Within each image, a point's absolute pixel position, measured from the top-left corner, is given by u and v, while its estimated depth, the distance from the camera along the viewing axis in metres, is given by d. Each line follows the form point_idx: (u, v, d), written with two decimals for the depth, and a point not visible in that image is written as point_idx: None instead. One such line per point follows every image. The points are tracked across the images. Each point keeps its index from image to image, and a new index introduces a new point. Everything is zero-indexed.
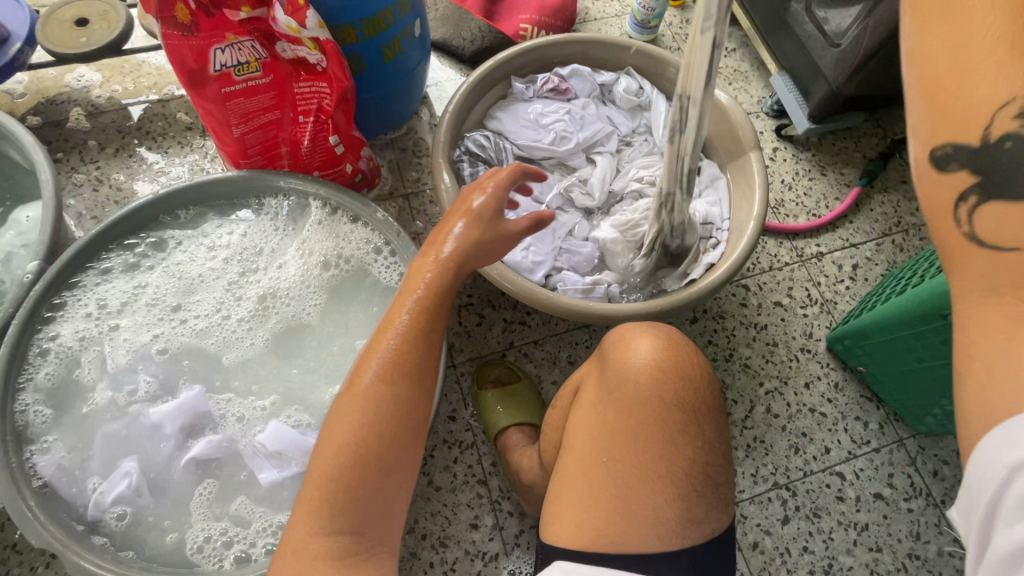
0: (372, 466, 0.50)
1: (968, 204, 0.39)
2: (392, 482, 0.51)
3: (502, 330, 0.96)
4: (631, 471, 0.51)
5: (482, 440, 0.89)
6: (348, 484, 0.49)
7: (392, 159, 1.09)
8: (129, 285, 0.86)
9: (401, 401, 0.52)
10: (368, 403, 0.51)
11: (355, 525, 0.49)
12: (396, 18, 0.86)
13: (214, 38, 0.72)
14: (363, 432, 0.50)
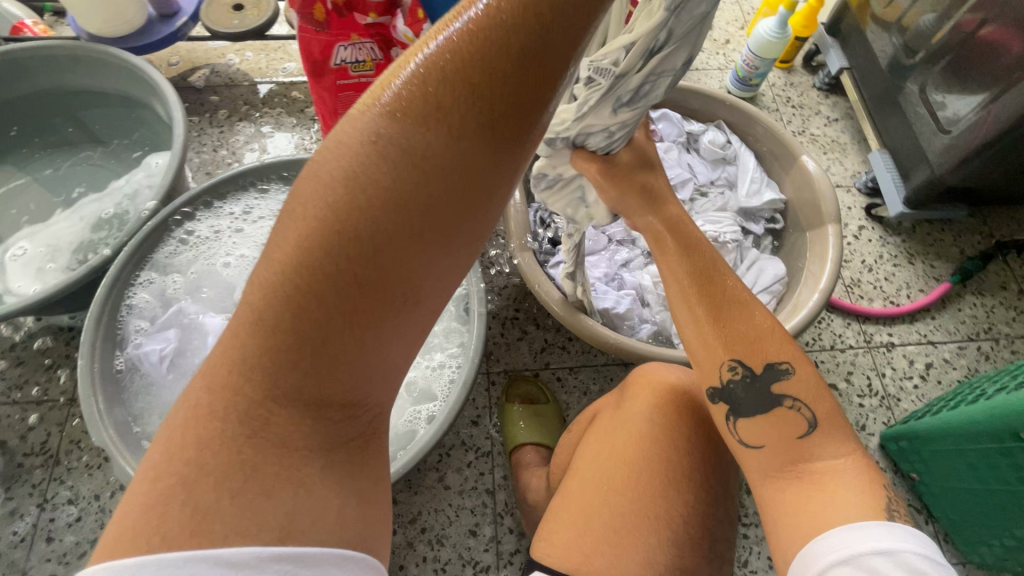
0: (347, 276, 0.30)
1: (731, 421, 0.52)
2: (405, 301, 0.32)
3: (540, 349, 0.98)
4: (628, 507, 0.52)
5: (499, 451, 0.91)
6: (319, 325, 0.31)
7: None
8: (274, 202, 1.01)
9: (419, 187, 0.30)
10: (341, 173, 0.30)
11: (312, 366, 0.32)
12: None
13: (341, 36, 0.81)
14: (333, 217, 0.30)
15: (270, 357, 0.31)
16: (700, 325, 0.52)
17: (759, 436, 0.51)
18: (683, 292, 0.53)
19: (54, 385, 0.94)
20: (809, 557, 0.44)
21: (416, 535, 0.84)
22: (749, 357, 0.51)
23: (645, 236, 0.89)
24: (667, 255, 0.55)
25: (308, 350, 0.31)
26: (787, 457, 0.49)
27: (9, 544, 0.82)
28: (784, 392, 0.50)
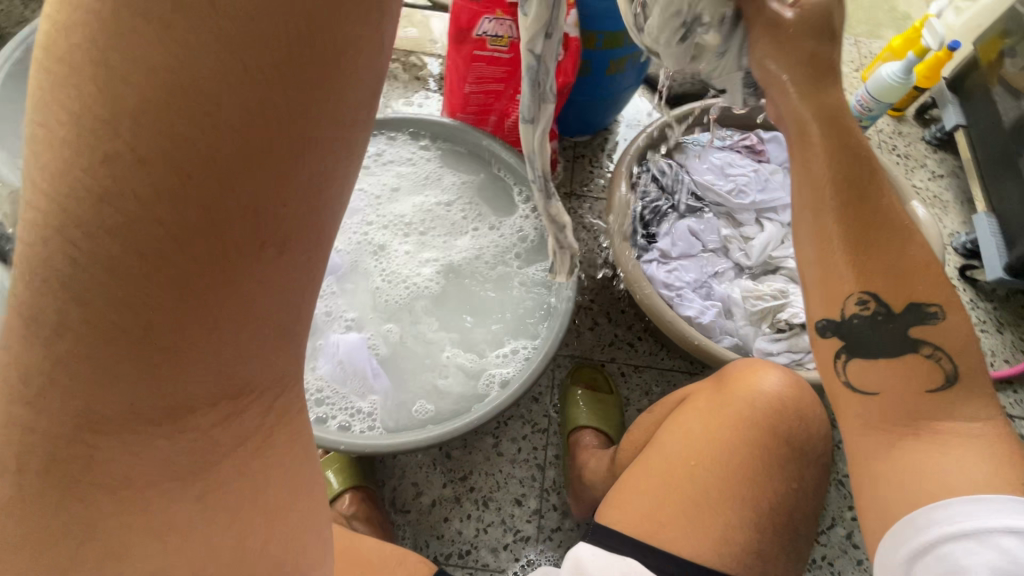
0: (183, 210, 0.24)
1: (841, 360, 0.53)
2: (256, 240, 0.27)
3: (609, 342, 1.00)
4: (718, 484, 0.56)
5: (555, 431, 0.93)
6: (128, 263, 0.24)
7: (569, 159, 1.17)
8: (379, 152, 1.01)
9: (233, 121, 0.23)
10: (81, 122, 0.22)
11: (143, 323, 0.26)
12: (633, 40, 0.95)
13: (489, 9, 0.85)
14: (168, 159, 0.23)
15: (98, 309, 0.25)
16: (842, 251, 0.50)
17: (874, 380, 0.51)
18: (829, 214, 0.49)
19: None
20: (927, 521, 0.46)
21: (463, 493, 0.87)
22: (888, 293, 0.50)
23: (740, 250, 0.89)
24: (808, 166, 0.50)
25: (142, 301, 0.26)
26: (899, 411, 0.50)
27: None
28: (925, 337, 0.49)
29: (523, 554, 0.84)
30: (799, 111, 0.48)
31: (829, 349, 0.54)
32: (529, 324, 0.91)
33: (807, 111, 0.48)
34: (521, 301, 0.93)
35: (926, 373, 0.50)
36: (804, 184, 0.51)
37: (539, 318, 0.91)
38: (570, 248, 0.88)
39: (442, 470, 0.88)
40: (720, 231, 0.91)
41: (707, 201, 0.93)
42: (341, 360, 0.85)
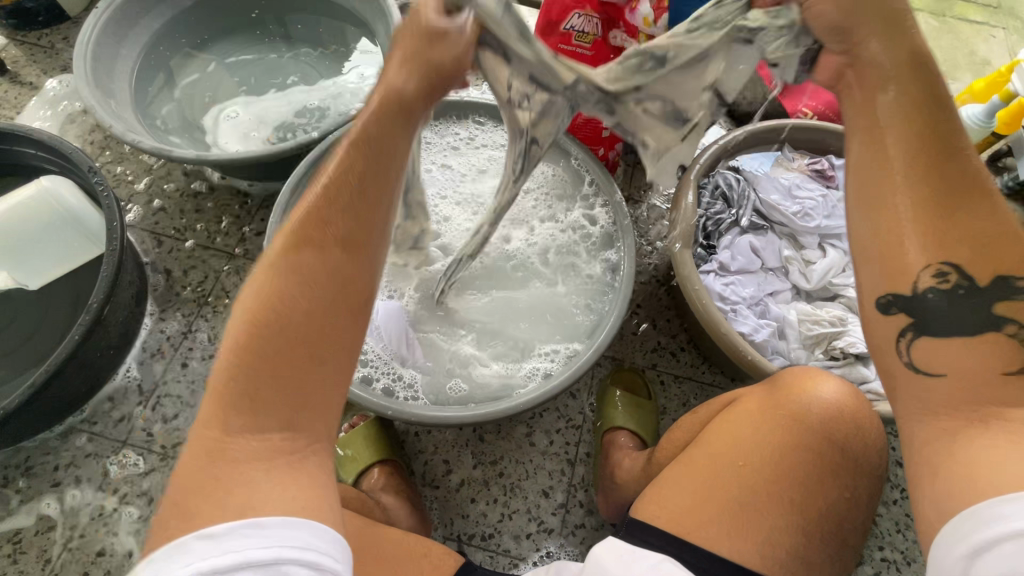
0: (286, 330, 0.42)
1: (904, 338, 0.45)
2: (315, 350, 0.43)
3: (651, 349, 1.00)
4: (763, 488, 0.57)
5: (589, 429, 0.93)
6: (263, 366, 0.41)
7: (630, 162, 1.16)
8: (459, 134, 1.02)
9: (318, 295, 0.43)
10: (250, 308, 0.43)
11: (249, 388, 0.41)
12: None
13: (580, 4, 0.85)
14: (281, 310, 0.42)
15: (238, 399, 0.41)
16: (911, 209, 0.44)
17: (943, 361, 0.44)
18: (899, 174, 0.44)
19: (219, 236, 1.03)
20: (987, 517, 0.39)
21: (492, 477, 0.87)
22: (973, 263, 0.43)
23: (799, 273, 0.88)
24: (869, 129, 0.46)
25: (257, 396, 0.41)
26: (975, 394, 0.43)
27: (152, 356, 0.92)
28: (1010, 313, 0.43)
29: (543, 545, 0.84)
30: (864, 58, 0.45)
31: (892, 327, 0.46)
32: (579, 321, 0.91)
33: (874, 60, 0.45)
34: (577, 301, 0.92)
35: (1005, 355, 0.42)
36: (860, 146, 0.46)
37: (589, 318, 0.91)
38: (627, 251, 0.88)
39: (473, 452, 0.89)
40: (781, 251, 0.90)
41: (771, 220, 0.92)
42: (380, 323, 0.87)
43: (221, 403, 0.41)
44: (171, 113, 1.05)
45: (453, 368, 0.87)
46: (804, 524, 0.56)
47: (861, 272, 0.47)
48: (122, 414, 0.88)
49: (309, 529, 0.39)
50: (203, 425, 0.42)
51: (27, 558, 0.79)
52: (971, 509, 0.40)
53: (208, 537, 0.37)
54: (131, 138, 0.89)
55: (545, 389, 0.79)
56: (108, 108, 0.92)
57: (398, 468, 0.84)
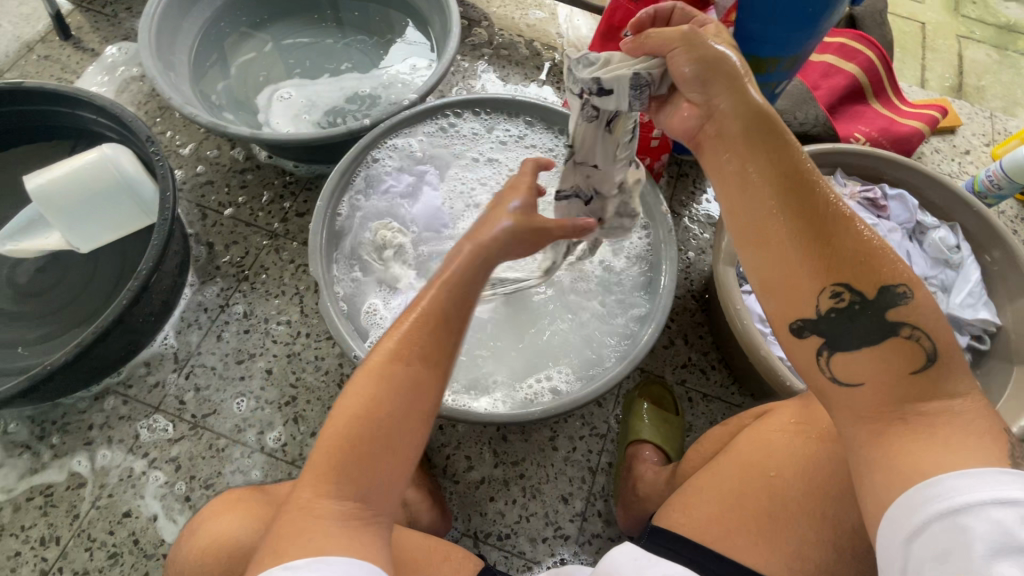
0: (373, 426, 0.49)
1: (823, 355, 0.48)
2: (390, 451, 0.49)
3: (682, 365, 0.98)
4: (789, 502, 0.56)
5: (613, 439, 0.92)
6: (354, 453, 0.48)
7: (672, 176, 1.16)
8: (507, 133, 1.02)
9: (397, 400, 0.50)
10: (348, 404, 0.50)
11: (337, 464, 0.48)
12: (776, 69, 0.92)
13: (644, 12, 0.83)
14: (373, 410, 0.50)
15: (333, 474, 0.48)
16: (794, 239, 0.48)
17: (857, 371, 0.47)
18: (776, 217, 0.49)
19: (262, 214, 1.05)
20: (918, 502, 0.40)
21: (513, 477, 0.87)
22: (857, 279, 0.46)
23: None
24: (743, 180, 0.51)
25: (344, 470, 0.48)
26: (887, 398, 0.45)
27: (189, 326, 0.94)
28: (901, 318, 0.45)
29: (559, 550, 0.83)
30: (718, 111, 0.53)
31: (810, 348, 0.49)
32: (612, 342, 0.88)
33: (727, 114, 0.52)
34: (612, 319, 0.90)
35: (905, 356, 0.45)
36: (737, 193, 0.51)
37: (623, 338, 0.88)
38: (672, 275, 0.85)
39: (495, 451, 0.89)
40: None
41: None
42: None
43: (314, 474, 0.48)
44: (225, 90, 1.06)
45: (478, 373, 0.85)
46: (837, 538, 0.53)
47: (767, 301, 0.51)
48: (157, 380, 0.90)
49: (373, 574, 0.44)
50: (300, 486, 0.48)
51: (57, 512, 0.81)
52: (904, 495, 0.41)
53: (293, 567, 0.43)
54: (188, 111, 0.91)
55: (574, 395, 0.77)
56: (168, 80, 0.94)
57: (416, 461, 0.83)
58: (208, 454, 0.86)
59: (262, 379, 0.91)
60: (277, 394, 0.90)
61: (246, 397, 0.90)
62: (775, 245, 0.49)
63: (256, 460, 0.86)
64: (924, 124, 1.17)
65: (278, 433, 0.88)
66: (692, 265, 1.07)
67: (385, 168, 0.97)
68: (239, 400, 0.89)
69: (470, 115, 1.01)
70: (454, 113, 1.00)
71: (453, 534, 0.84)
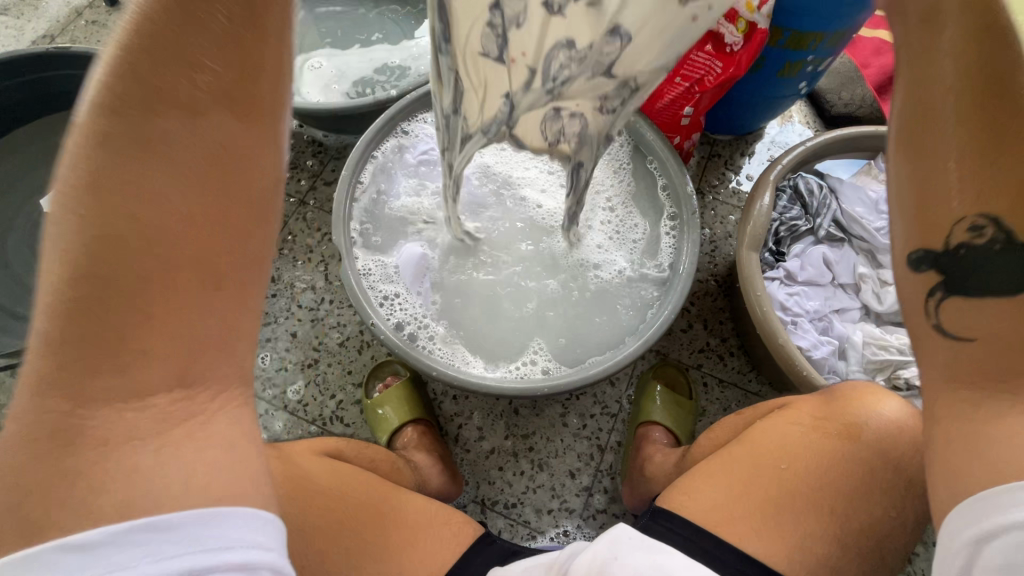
0: (148, 263, 0.35)
1: (934, 296, 0.42)
2: (191, 302, 0.36)
3: (699, 349, 0.97)
4: (801, 499, 0.55)
5: (623, 419, 0.92)
6: (111, 323, 0.34)
7: (702, 157, 1.13)
8: None
9: (172, 233, 0.35)
10: (75, 257, 0.33)
11: (104, 338, 0.34)
12: (820, 46, 0.87)
13: None
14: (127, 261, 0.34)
15: (82, 365, 0.34)
16: (959, 164, 0.37)
17: (971, 325, 0.40)
18: (939, 125, 0.37)
19: (293, 183, 1.07)
20: (999, 504, 0.37)
21: (522, 449, 0.89)
22: (1013, 214, 0.37)
23: (872, 293, 0.83)
24: (920, 58, 0.37)
25: (105, 351, 0.34)
26: (1003, 361, 0.39)
27: None
28: None
29: (564, 522, 0.86)
30: None
31: (923, 284, 0.43)
32: (615, 332, 0.87)
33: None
34: (620, 307, 0.89)
35: None
36: (906, 81, 0.38)
37: (627, 330, 0.87)
38: (686, 272, 0.82)
39: (506, 422, 0.91)
40: (856, 266, 0.85)
41: (849, 233, 0.87)
42: (403, 263, 0.89)
43: (62, 362, 0.34)
44: None
45: (475, 349, 0.85)
46: (842, 534, 0.54)
47: (898, 221, 0.42)
48: None
49: (230, 522, 0.34)
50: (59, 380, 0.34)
51: None
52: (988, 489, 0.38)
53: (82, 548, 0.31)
54: None
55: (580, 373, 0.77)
56: None
57: (431, 429, 0.87)
58: None
59: (286, 340, 0.95)
60: (300, 356, 0.94)
61: (272, 354, 0.94)
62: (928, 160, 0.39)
63: (279, 416, 0.91)
64: None
65: (298, 389, 0.92)
66: (719, 248, 1.05)
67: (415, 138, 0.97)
68: (263, 355, 0.94)
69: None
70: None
71: (461, 500, 0.87)
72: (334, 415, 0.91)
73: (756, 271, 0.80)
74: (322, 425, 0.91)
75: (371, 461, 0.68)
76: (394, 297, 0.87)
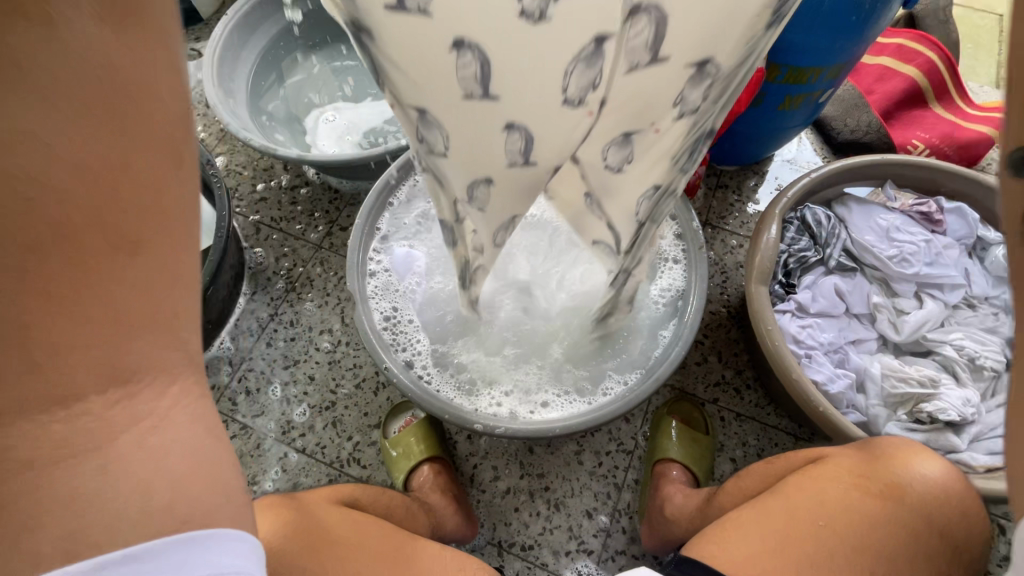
0: (65, 206, 0.27)
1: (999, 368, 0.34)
2: (85, 210, 0.28)
3: (715, 382, 0.96)
4: (844, 549, 0.53)
5: (639, 455, 0.91)
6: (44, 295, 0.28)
7: (710, 188, 1.14)
8: None
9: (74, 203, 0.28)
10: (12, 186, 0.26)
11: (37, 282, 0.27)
12: (820, 79, 0.89)
13: None
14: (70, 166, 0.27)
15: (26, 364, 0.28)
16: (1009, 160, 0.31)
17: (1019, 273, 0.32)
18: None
19: (310, 229, 1.12)
20: None
21: (538, 489, 0.89)
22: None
23: (888, 322, 0.82)
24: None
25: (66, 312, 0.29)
26: None
27: (244, 333, 1.02)
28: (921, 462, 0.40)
29: (582, 563, 0.84)
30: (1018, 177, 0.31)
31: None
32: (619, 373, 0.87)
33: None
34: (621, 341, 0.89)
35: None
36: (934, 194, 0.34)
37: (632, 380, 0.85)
38: (685, 323, 0.82)
39: (521, 461, 0.90)
40: (871, 295, 0.84)
41: (861, 262, 0.87)
42: (399, 263, 0.94)
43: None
44: (276, 112, 1.14)
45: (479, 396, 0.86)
46: None
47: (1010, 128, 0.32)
48: (214, 382, 0.98)
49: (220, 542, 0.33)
50: None
51: None
52: None
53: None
54: (244, 135, 0.98)
55: (593, 411, 0.77)
56: (227, 106, 1.02)
57: (446, 467, 0.87)
58: (256, 453, 0.93)
59: (304, 383, 0.97)
60: (318, 399, 0.96)
61: (283, 387, 0.97)
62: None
63: (297, 455, 0.92)
64: (992, 128, 1.09)
65: (316, 431, 0.94)
66: (730, 278, 1.05)
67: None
68: (272, 384, 0.98)
69: None
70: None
71: (478, 542, 0.86)
72: (351, 457, 0.92)
73: (765, 303, 0.79)
74: (340, 467, 0.91)
75: (386, 509, 0.70)
76: (393, 317, 0.91)
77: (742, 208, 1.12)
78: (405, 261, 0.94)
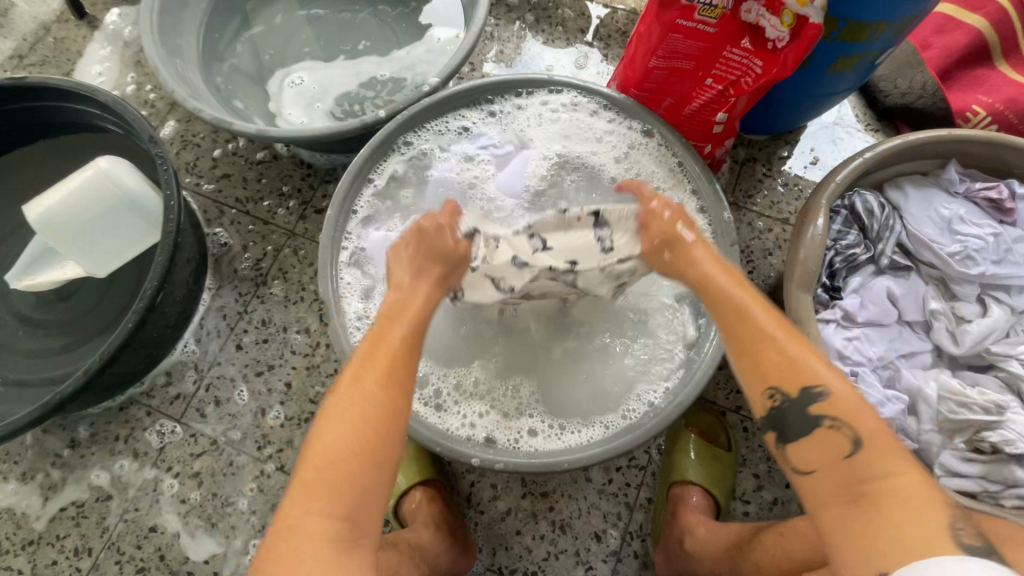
0: (348, 447, 0.46)
1: (777, 449, 0.49)
2: (366, 469, 0.46)
3: (738, 388, 0.86)
4: None
5: (653, 472, 0.82)
6: (348, 509, 0.45)
7: (737, 162, 1.00)
8: (556, 119, 0.87)
9: (342, 445, 0.46)
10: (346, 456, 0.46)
11: (317, 481, 0.45)
12: (882, 37, 0.73)
13: None
14: (357, 418, 0.47)
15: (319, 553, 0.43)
16: (746, 339, 0.50)
17: (810, 458, 0.46)
18: (752, 333, 0.50)
19: (281, 212, 0.98)
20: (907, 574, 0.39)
21: (541, 510, 0.81)
22: (784, 382, 0.48)
23: (947, 332, 0.71)
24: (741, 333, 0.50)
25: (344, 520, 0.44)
26: (842, 485, 0.44)
27: (209, 335, 0.90)
28: (823, 412, 0.46)
29: None
30: (757, 336, 0.49)
31: (814, 447, 0.47)
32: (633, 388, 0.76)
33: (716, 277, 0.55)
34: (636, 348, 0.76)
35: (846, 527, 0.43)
36: (740, 368, 0.50)
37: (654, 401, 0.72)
38: (716, 339, 0.71)
39: (523, 480, 0.82)
40: (927, 301, 0.72)
41: (916, 259, 0.75)
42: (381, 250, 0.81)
43: (310, 487, 0.45)
44: (233, 74, 0.97)
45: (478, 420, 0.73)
46: None
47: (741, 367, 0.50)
48: (178, 392, 0.88)
49: None
50: (290, 501, 0.45)
51: (89, 523, 0.82)
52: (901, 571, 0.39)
53: None
54: (192, 106, 0.83)
55: (611, 442, 0.67)
56: (172, 69, 0.86)
57: (440, 491, 0.78)
58: (229, 471, 0.84)
59: (280, 393, 0.87)
60: (297, 410, 0.86)
61: (256, 396, 0.87)
62: (833, 505, 0.44)
63: (276, 475, 0.83)
64: None
65: (296, 447, 0.85)
66: (756, 268, 0.93)
67: (436, 156, 0.86)
68: (242, 392, 0.87)
69: (511, 95, 0.88)
70: (498, 95, 0.87)
71: (476, 569, 0.79)
72: None
73: (809, 316, 0.68)
74: None
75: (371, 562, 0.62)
76: (370, 319, 0.78)
77: (772, 186, 0.99)
78: (384, 245, 0.81)
